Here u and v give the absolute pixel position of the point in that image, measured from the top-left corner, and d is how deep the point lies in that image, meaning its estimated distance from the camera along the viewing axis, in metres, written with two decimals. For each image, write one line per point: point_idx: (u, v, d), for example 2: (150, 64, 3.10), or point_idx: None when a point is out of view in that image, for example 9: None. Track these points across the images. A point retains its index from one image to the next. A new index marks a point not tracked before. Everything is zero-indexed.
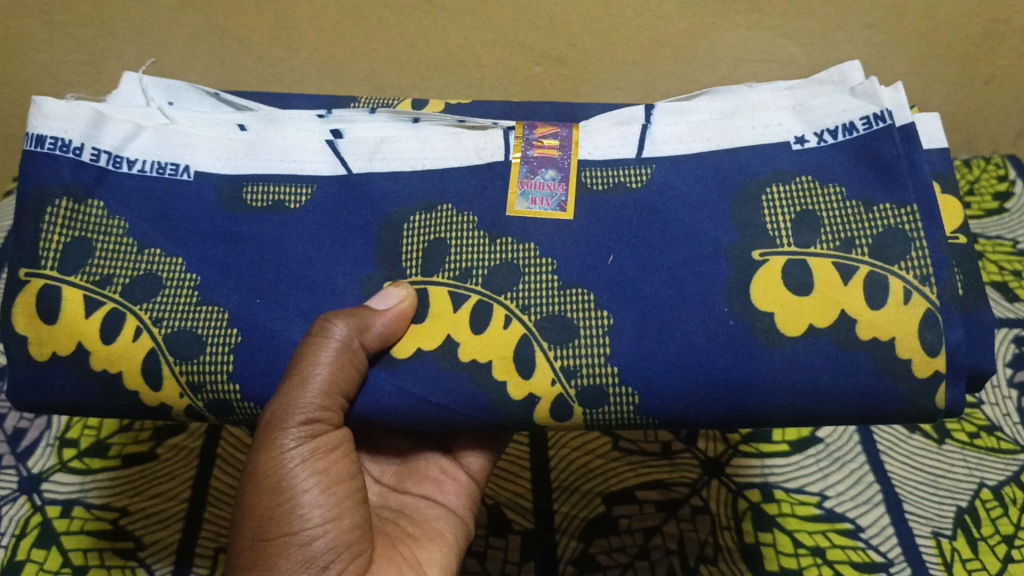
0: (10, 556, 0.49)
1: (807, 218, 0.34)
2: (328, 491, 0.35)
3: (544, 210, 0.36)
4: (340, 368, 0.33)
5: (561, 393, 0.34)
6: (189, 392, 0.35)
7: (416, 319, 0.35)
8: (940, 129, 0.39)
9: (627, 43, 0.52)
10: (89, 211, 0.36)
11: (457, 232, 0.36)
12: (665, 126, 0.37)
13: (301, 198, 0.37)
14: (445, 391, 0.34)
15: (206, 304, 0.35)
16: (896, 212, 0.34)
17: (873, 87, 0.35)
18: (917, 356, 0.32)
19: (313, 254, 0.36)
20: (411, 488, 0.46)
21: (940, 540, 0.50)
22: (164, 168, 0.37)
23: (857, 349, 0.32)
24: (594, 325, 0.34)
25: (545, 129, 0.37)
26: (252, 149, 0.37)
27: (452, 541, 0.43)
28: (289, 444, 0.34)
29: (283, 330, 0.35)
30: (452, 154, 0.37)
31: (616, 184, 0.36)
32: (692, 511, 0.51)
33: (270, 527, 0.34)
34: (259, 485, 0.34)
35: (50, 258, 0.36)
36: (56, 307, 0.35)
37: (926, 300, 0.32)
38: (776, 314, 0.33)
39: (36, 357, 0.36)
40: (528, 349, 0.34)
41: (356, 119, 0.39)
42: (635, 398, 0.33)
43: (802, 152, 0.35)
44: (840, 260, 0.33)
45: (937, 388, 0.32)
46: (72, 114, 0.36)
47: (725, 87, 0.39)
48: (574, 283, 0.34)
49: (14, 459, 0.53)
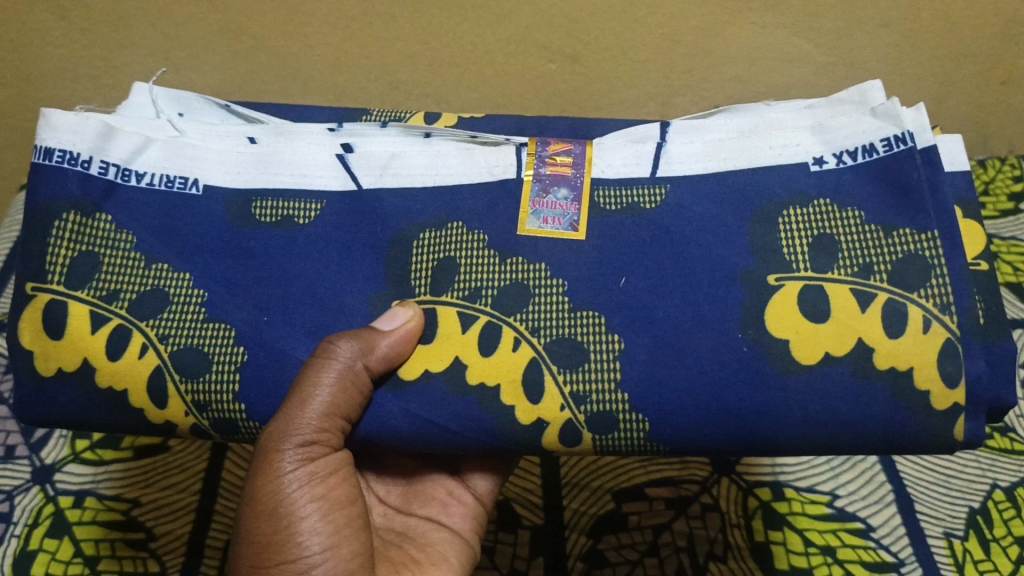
0: (23, 545, 0.49)
1: (825, 243, 0.34)
2: (328, 518, 0.36)
3: (556, 230, 0.35)
4: (341, 390, 0.33)
5: (570, 418, 0.34)
6: (194, 410, 0.35)
7: (423, 339, 0.35)
8: (962, 153, 0.38)
9: (641, 41, 0.52)
10: (97, 225, 0.36)
11: (467, 252, 0.36)
12: (680, 145, 0.36)
13: (310, 214, 0.37)
14: (453, 414, 0.34)
15: (213, 321, 0.35)
16: (914, 238, 0.33)
17: (895, 107, 0.34)
18: (936, 387, 0.32)
19: (323, 275, 0.36)
20: (417, 510, 0.46)
21: (952, 540, 0.50)
22: (172, 182, 0.37)
23: (874, 379, 0.32)
24: (605, 351, 0.34)
25: (558, 146, 0.37)
26: (263, 163, 0.37)
27: (457, 564, 0.43)
28: (286, 467, 0.34)
29: (290, 350, 0.35)
30: (464, 172, 0.37)
31: (630, 205, 0.36)
32: (702, 508, 0.51)
33: (268, 555, 0.34)
34: (257, 510, 0.35)
35: (57, 272, 0.36)
36: (62, 322, 0.35)
37: (946, 329, 0.32)
38: (791, 340, 0.33)
39: (41, 373, 0.36)
40: (536, 373, 0.34)
41: (366, 132, 0.39)
42: (647, 425, 0.33)
43: (820, 174, 0.35)
44: (859, 286, 0.33)
45: (955, 421, 0.32)
46: (80, 127, 0.36)
47: (746, 107, 0.39)
48: (585, 305, 0.34)
49: (27, 450, 0.54)
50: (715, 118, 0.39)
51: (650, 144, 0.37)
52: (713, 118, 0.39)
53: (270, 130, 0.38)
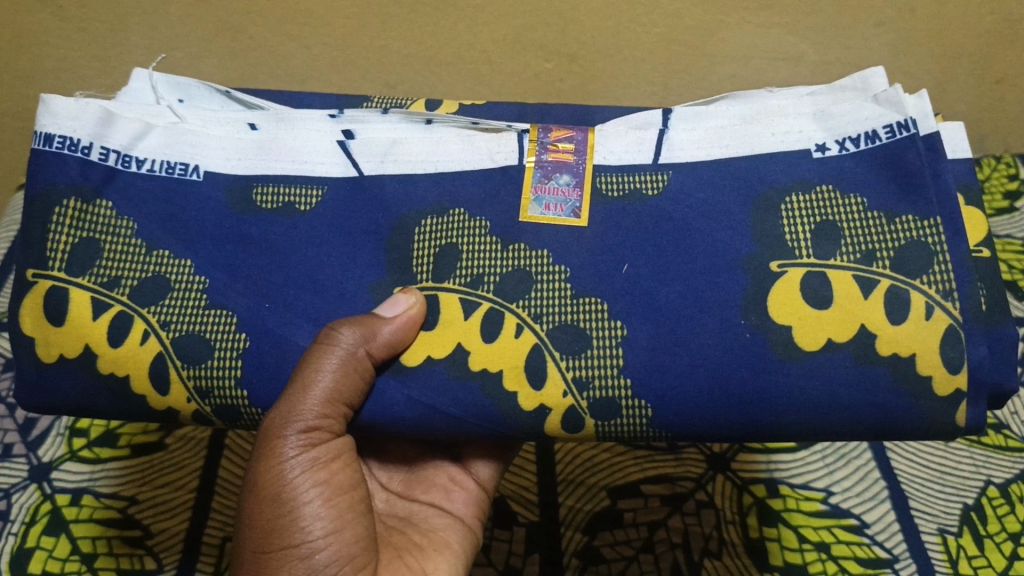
0: (20, 543, 0.49)
1: (828, 229, 0.34)
2: (329, 503, 0.36)
3: (558, 216, 0.36)
4: (343, 377, 0.33)
5: (572, 405, 0.34)
6: (196, 397, 0.35)
7: (426, 326, 0.35)
8: (964, 139, 0.39)
9: (638, 40, 0.52)
10: (97, 212, 0.36)
11: (469, 238, 0.36)
12: (683, 131, 0.37)
13: (311, 200, 0.37)
14: (455, 400, 0.34)
15: (215, 307, 0.36)
16: (917, 225, 0.33)
17: (897, 94, 0.34)
18: (938, 373, 0.32)
19: (326, 262, 0.36)
20: (419, 495, 0.46)
21: (946, 536, 0.50)
22: (173, 168, 0.37)
23: (876, 364, 0.33)
24: (607, 338, 0.34)
25: (560, 132, 0.37)
26: (262, 150, 0.38)
27: (460, 552, 0.43)
28: (288, 454, 0.35)
29: (292, 336, 0.35)
30: (465, 157, 0.37)
31: (633, 191, 0.36)
32: (697, 505, 0.52)
33: (272, 539, 0.35)
34: (259, 496, 0.35)
35: (58, 259, 0.36)
36: (64, 308, 0.36)
37: (948, 316, 0.32)
38: (793, 328, 0.33)
39: (43, 359, 0.36)
40: (539, 359, 0.34)
41: (367, 119, 0.39)
42: (648, 411, 0.34)
43: (823, 160, 0.35)
44: (860, 273, 0.33)
45: (958, 405, 0.32)
46: (81, 113, 0.36)
47: (746, 94, 0.40)
48: (587, 292, 0.35)
49: (25, 448, 0.54)
50: (717, 104, 0.39)
51: (652, 131, 0.37)
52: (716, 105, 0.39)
53: (270, 116, 0.38)
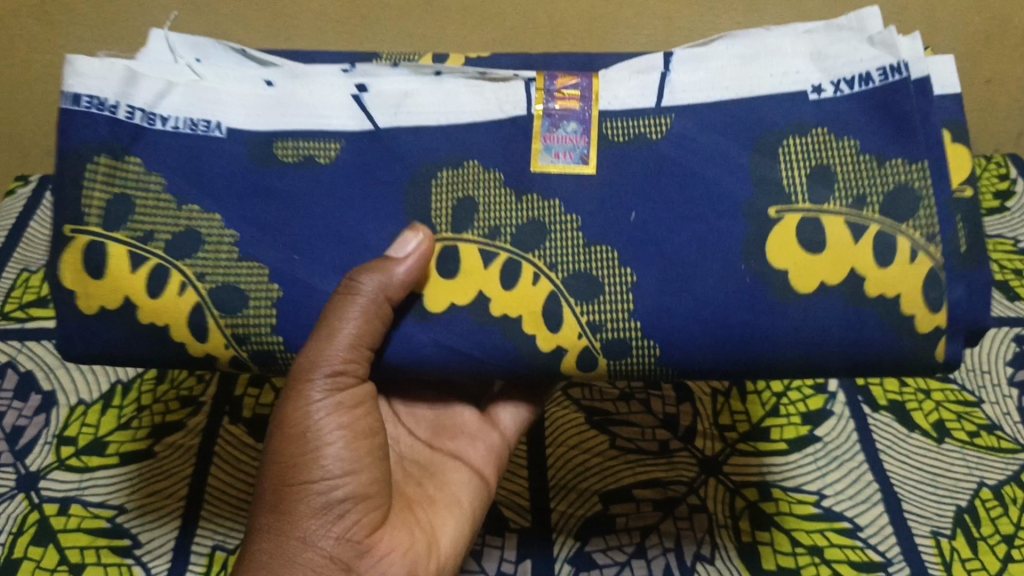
0: (7, 553, 0.49)
1: (824, 173, 0.34)
2: (351, 446, 0.37)
3: (568, 165, 0.35)
4: (368, 321, 0.34)
5: (586, 346, 0.35)
6: (234, 343, 0.36)
7: (447, 273, 0.35)
8: (951, 75, 0.39)
9: (629, 43, 0.53)
10: (128, 167, 0.36)
11: (486, 191, 0.36)
12: (683, 74, 0.36)
13: (330, 153, 0.36)
14: (479, 344, 0.35)
15: (247, 260, 0.36)
16: (906, 168, 0.34)
17: (891, 36, 0.34)
18: (920, 310, 0.34)
19: (339, 219, 0.36)
20: (438, 450, 0.46)
21: (939, 539, 0.50)
22: (197, 125, 0.36)
23: (865, 305, 0.34)
24: (619, 281, 0.35)
25: (565, 79, 0.36)
26: (281, 104, 0.37)
27: (470, 508, 0.44)
28: (314, 394, 0.35)
29: (316, 285, 0.36)
30: (476, 108, 0.36)
31: (636, 136, 0.36)
32: (690, 509, 0.51)
33: (290, 474, 0.35)
34: (283, 432, 0.36)
35: (93, 214, 0.35)
36: (102, 264, 0.35)
37: (931, 259, 0.34)
38: (789, 271, 0.34)
39: (85, 312, 0.36)
40: (555, 306, 0.35)
41: (379, 73, 0.38)
42: (657, 350, 0.35)
43: (819, 102, 0.35)
44: (851, 219, 0.34)
45: (938, 341, 0.34)
46: (106, 71, 0.35)
47: (746, 30, 0.37)
48: (597, 240, 0.35)
49: (12, 457, 0.53)
50: (716, 42, 0.37)
51: (654, 75, 0.36)
52: (715, 41, 0.37)
53: (285, 73, 0.37)
